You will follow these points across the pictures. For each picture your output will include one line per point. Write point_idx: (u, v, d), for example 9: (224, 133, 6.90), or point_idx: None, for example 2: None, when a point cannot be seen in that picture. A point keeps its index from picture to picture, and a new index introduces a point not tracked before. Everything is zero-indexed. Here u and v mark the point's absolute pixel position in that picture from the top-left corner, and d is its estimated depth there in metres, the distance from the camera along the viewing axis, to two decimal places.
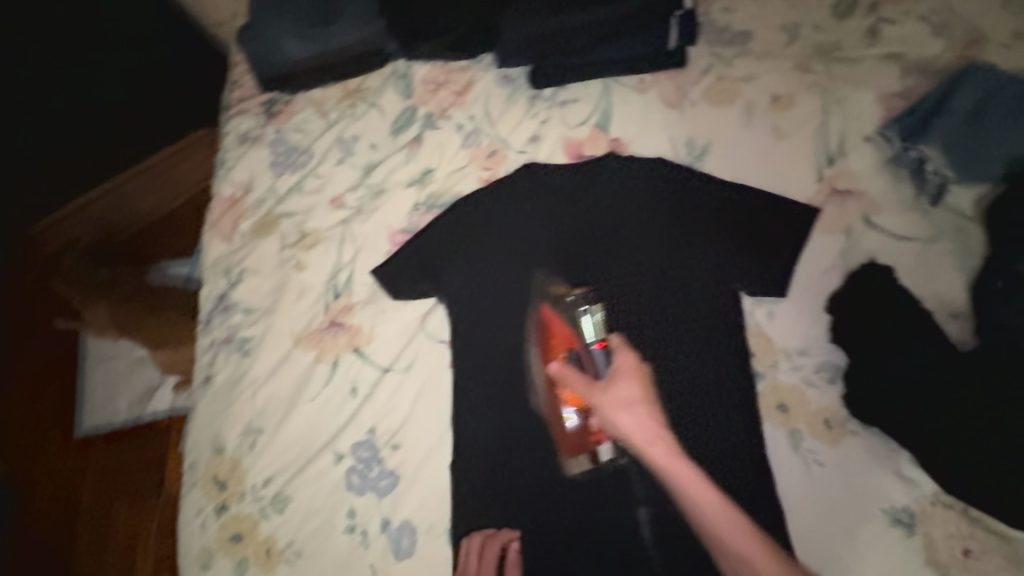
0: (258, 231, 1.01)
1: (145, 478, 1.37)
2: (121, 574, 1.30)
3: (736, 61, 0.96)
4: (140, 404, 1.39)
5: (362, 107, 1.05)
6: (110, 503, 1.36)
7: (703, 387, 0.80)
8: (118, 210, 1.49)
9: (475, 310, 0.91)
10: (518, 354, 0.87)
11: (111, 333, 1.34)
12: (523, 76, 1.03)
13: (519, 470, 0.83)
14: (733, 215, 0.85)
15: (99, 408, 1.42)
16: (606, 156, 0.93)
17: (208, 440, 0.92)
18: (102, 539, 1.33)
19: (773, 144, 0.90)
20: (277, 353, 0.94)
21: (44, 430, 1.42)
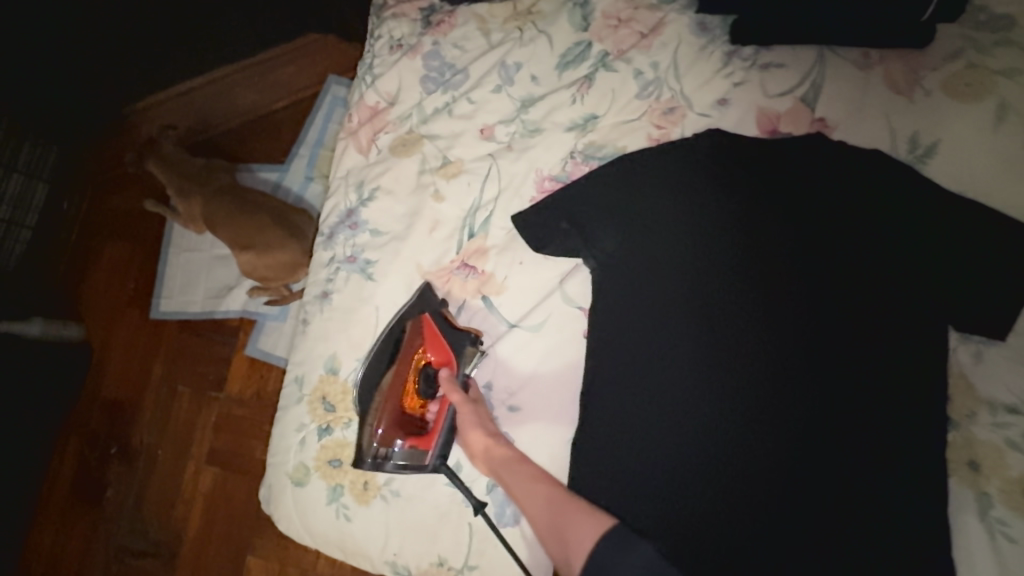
0: (398, 149, 0.93)
1: (210, 369, 1.36)
2: (179, 456, 1.33)
3: (994, 50, 0.80)
4: (223, 301, 1.37)
5: (530, 32, 0.94)
6: (175, 383, 1.36)
7: (886, 422, 0.70)
8: (222, 100, 1.45)
9: (628, 280, 0.80)
10: (667, 341, 0.76)
11: (200, 223, 1.34)
12: (723, 27, 0.89)
13: (650, 468, 0.74)
14: (961, 234, 0.73)
15: (177, 295, 1.39)
16: (815, 136, 0.79)
17: (320, 357, 0.88)
18: (163, 419, 1.35)
19: (1021, 159, 0.76)
20: (400, 284, 0.88)
21: (121, 306, 1.40)
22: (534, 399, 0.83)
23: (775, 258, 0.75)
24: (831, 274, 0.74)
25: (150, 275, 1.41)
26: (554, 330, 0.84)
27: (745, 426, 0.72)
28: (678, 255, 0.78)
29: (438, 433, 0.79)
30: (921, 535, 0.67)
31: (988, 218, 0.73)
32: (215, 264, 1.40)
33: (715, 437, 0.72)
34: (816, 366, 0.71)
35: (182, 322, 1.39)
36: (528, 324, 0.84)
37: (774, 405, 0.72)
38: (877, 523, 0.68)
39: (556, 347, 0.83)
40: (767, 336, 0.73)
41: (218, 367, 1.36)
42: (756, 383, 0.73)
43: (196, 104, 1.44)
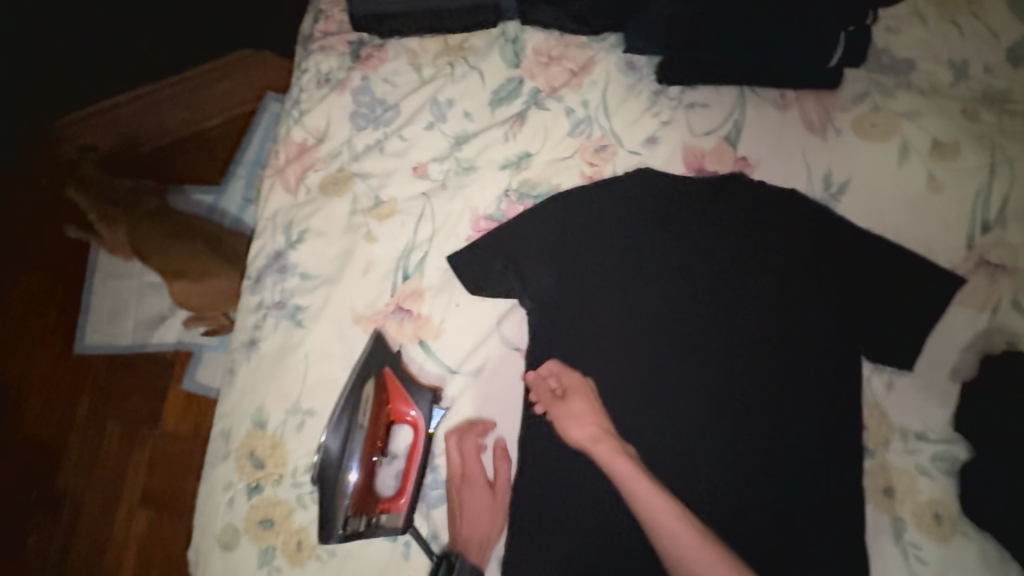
0: (328, 188, 0.90)
1: (147, 404, 1.28)
2: (108, 500, 1.24)
3: (898, 93, 0.85)
4: (152, 335, 1.30)
5: (462, 68, 0.93)
6: (106, 420, 1.27)
7: (808, 455, 0.72)
8: (151, 118, 1.37)
9: (564, 320, 0.80)
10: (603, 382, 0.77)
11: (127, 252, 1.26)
12: (650, 66, 0.91)
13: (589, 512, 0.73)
14: (873, 268, 0.76)
15: (103, 327, 1.31)
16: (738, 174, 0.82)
17: (249, 410, 0.84)
18: (92, 459, 1.25)
19: (924, 196, 0.80)
20: (332, 330, 0.85)
21: (34, 343, 1.28)
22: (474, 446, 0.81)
23: (701, 297, 0.78)
24: (754, 311, 0.76)
25: (70, 308, 1.32)
26: (492, 373, 0.83)
27: (679, 465, 0.73)
28: (612, 295, 0.79)
29: (408, 494, 0.74)
30: (844, 565, 0.69)
31: (897, 253, 0.77)
32: (147, 292, 1.33)
33: (649, 478, 0.73)
34: (744, 402, 0.74)
35: (107, 356, 1.30)
36: (466, 369, 0.83)
37: (702, 442, 0.73)
38: (803, 556, 0.70)
39: (496, 390, 0.83)
40: (696, 374, 0.75)
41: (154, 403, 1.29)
42: (687, 421, 0.74)
43: (121, 122, 1.35)
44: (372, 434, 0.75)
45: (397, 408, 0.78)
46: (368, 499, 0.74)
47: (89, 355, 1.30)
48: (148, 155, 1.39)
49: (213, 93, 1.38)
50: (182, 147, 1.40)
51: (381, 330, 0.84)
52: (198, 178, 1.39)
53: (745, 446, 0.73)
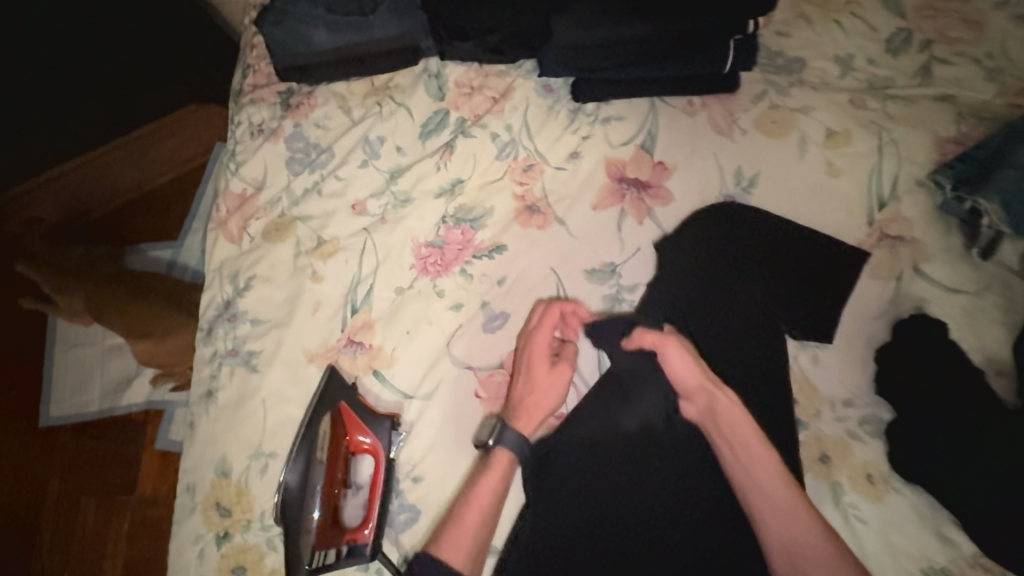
0: (271, 234, 0.93)
1: (119, 472, 1.32)
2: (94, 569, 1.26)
3: (792, 90, 0.92)
4: (121, 394, 1.33)
5: (389, 106, 0.98)
6: (80, 494, 1.31)
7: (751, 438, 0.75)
8: (103, 179, 1.40)
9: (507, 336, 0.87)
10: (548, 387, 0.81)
11: (87, 317, 1.25)
12: (566, 87, 0.97)
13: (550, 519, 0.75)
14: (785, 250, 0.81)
15: (70, 397, 1.35)
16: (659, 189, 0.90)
17: (211, 460, 0.85)
18: (70, 533, 1.29)
19: (825, 182, 0.87)
20: (287, 372, 0.87)
21: (9, 421, 1.33)
22: (436, 467, 0.82)
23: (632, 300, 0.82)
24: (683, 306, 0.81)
25: (39, 381, 1.36)
26: (447, 394, 0.85)
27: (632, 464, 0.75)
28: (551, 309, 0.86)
29: (373, 522, 0.77)
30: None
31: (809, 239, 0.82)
32: (109, 355, 1.36)
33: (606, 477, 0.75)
34: None
35: (77, 423, 1.34)
36: (421, 393, 0.85)
37: (652, 440, 0.76)
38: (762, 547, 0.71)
39: (452, 411, 0.84)
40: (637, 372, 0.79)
41: (127, 468, 1.32)
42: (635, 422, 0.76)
43: (77, 185, 1.38)
44: (331, 466, 0.78)
45: (355, 437, 0.81)
46: (333, 531, 0.76)
47: (60, 424, 1.34)
48: (101, 215, 1.41)
49: (162, 148, 1.42)
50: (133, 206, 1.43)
51: (336, 365, 0.86)
52: (150, 233, 1.41)
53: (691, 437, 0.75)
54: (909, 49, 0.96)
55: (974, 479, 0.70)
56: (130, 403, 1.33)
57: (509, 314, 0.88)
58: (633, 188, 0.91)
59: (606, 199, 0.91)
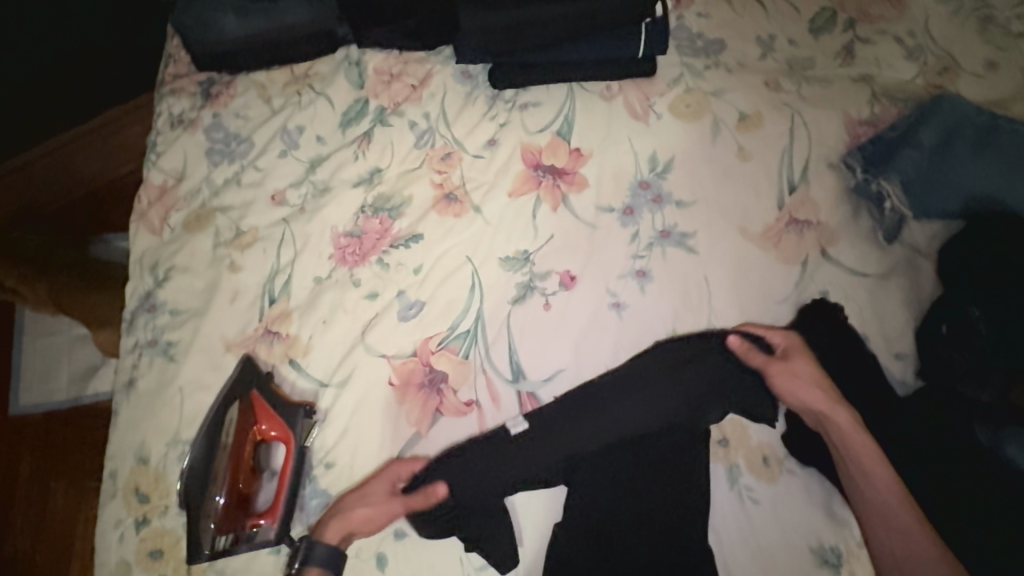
0: (191, 225, 0.93)
1: (86, 459, 1.36)
2: (60, 554, 1.29)
3: (708, 73, 0.91)
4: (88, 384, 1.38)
5: (308, 95, 0.97)
6: (49, 479, 1.34)
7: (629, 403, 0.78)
8: (61, 173, 1.38)
9: (422, 324, 0.87)
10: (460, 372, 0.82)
11: (50, 308, 1.24)
12: (484, 73, 0.96)
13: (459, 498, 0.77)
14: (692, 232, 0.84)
15: (37, 385, 1.39)
16: (571, 174, 0.90)
17: (130, 447, 0.87)
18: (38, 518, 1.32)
19: (736, 166, 0.87)
20: (204, 360, 0.88)
21: None
22: (347, 453, 0.84)
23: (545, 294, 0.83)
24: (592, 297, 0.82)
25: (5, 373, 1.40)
26: (360, 381, 0.86)
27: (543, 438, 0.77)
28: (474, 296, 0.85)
29: (281, 508, 0.79)
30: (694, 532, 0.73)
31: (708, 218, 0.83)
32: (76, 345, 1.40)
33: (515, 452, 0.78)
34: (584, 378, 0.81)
35: (45, 411, 1.38)
36: (334, 381, 0.86)
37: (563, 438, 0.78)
38: (660, 530, 0.73)
39: (363, 399, 0.85)
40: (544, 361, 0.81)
41: (95, 454, 1.35)
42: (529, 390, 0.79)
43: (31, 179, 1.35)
44: (238, 453, 0.81)
45: (269, 428, 0.82)
46: (238, 513, 0.79)
47: (28, 412, 1.38)
48: (64, 204, 1.41)
49: (118, 138, 1.39)
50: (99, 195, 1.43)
51: (252, 354, 0.87)
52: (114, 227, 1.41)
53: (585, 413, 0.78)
54: (832, 28, 0.94)
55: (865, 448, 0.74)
56: (97, 392, 1.37)
57: (424, 303, 0.88)
58: (548, 175, 0.91)
59: (522, 178, 0.91)
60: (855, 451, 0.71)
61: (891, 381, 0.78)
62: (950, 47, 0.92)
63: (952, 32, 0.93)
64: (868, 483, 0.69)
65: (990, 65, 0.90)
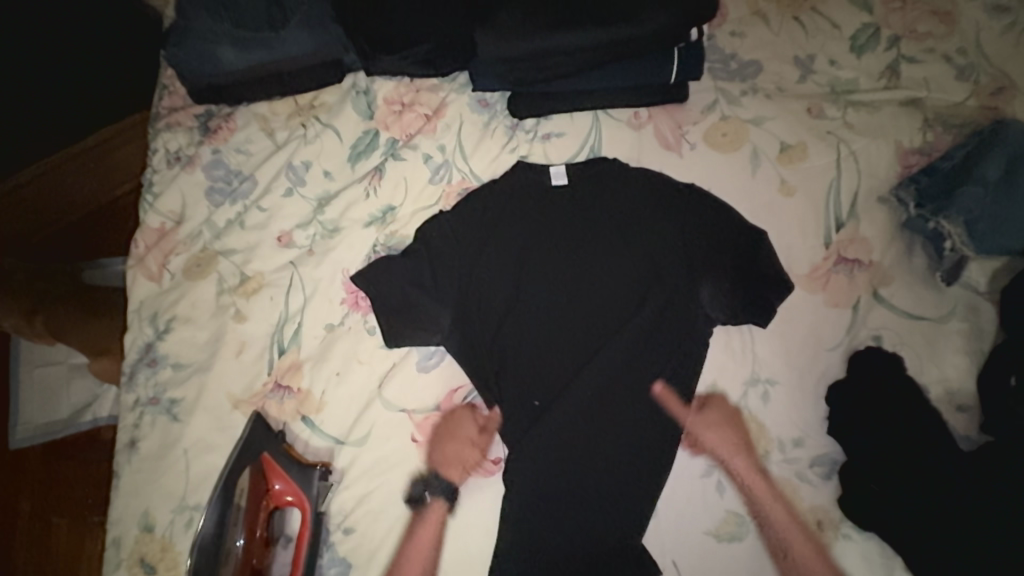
0: (192, 272, 0.87)
1: (89, 492, 1.31)
2: None
3: (744, 98, 0.85)
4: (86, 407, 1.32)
5: (314, 127, 0.91)
6: (50, 516, 1.29)
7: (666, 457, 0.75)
8: (56, 196, 1.30)
9: (443, 376, 0.82)
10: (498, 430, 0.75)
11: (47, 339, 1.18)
12: (503, 101, 0.90)
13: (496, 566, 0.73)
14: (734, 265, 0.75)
15: (34, 419, 1.33)
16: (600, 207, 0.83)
17: (134, 514, 0.81)
18: (41, 557, 1.27)
19: (777, 201, 0.80)
20: (210, 419, 0.82)
21: None
22: (366, 517, 0.78)
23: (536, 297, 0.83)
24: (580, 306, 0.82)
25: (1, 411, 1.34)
26: (378, 439, 0.80)
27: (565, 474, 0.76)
28: None
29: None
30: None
31: (702, 241, 0.79)
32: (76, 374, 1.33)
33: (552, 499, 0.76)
34: None
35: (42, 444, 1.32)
36: (351, 439, 0.81)
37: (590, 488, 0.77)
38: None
39: (383, 459, 0.80)
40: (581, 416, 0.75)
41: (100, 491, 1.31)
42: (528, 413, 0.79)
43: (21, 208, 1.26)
44: (251, 524, 0.75)
45: (284, 490, 0.77)
46: None
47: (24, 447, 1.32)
48: (57, 229, 1.34)
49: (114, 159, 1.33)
50: (102, 216, 1.37)
51: (261, 412, 0.81)
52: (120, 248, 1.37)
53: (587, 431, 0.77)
54: (875, 47, 0.88)
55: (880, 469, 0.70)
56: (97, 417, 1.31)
57: (445, 352, 0.82)
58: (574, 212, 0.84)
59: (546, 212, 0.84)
60: (755, 478, 0.73)
61: (953, 435, 0.72)
62: (1003, 65, 0.86)
63: (1005, 49, 0.87)
64: (772, 495, 0.72)
65: None
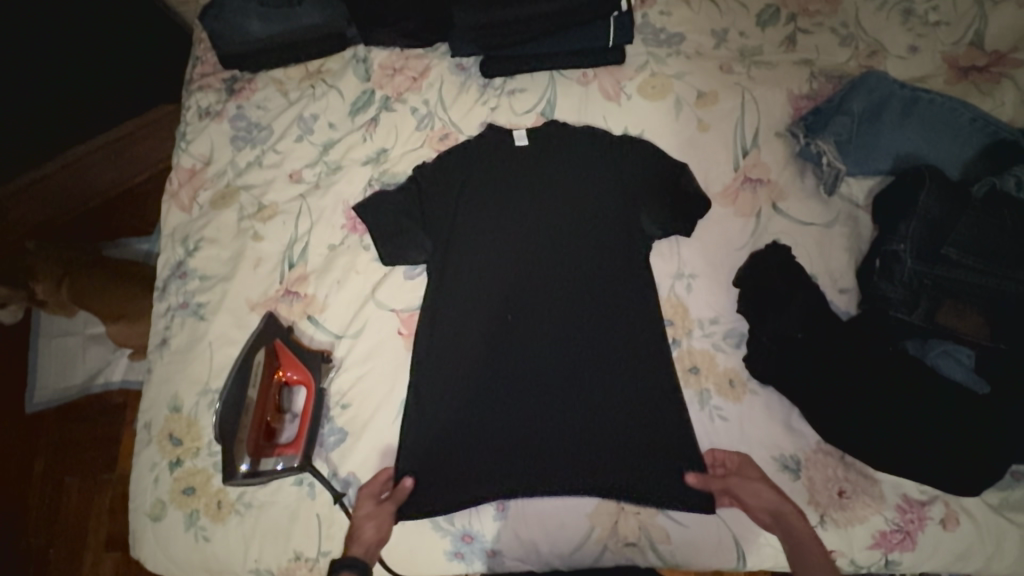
0: (218, 203, 1.05)
1: (103, 452, 1.42)
2: (75, 545, 1.35)
3: (669, 60, 1.05)
4: (99, 373, 1.44)
5: (321, 88, 1.10)
6: (63, 475, 1.40)
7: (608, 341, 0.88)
8: (83, 180, 1.49)
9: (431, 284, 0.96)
10: (472, 318, 0.91)
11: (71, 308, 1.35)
12: (476, 65, 1.10)
13: (471, 427, 0.87)
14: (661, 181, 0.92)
15: (51, 385, 1.44)
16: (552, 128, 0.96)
17: (165, 399, 0.96)
18: (54, 512, 1.37)
19: (696, 135, 1.00)
20: (230, 319, 0.98)
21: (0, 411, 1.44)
22: (361, 394, 0.94)
23: (494, 211, 0.94)
24: (533, 220, 0.94)
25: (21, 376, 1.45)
26: (371, 331, 0.96)
27: (517, 353, 0.90)
28: (472, 253, 0.93)
29: (303, 440, 0.88)
30: (670, 444, 0.84)
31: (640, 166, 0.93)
32: (92, 344, 1.45)
33: (521, 380, 0.88)
34: (577, 323, 0.89)
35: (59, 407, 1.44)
36: (350, 332, 0.97)
37: (547, 373, 0.88)
38: (638, 446, 0.84)
39: (376, 346, 0.96)
40: (539, 308, 0.91)
41: (110, 446, 1.42)
42: (488, 310, 0.91)
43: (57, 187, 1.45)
44: (267, 390, 0.91)
45: (297, 367, 0.93)
46: (265, 444, 0.89)
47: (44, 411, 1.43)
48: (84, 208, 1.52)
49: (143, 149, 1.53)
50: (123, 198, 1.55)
51: (274, 311, 0.98)
52: (137, 229, 1.52)
53: (540, 321, 0.90)
54: (776, 22, 1.09)
55: (779, 333, 0.86)
56: (109, 381, 1.43)
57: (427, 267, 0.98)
58: None
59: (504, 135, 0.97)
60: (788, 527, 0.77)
61: (836, 310, 0.89)
62: (878, 35, 1.07)
63: (879, 22, 1.08)
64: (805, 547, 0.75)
65: (912, 49, 1.06)
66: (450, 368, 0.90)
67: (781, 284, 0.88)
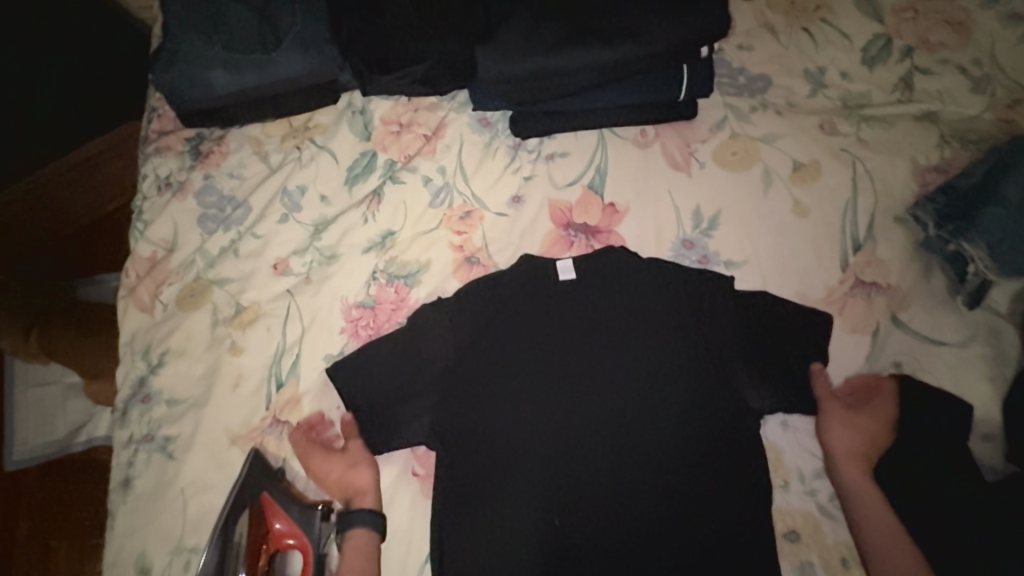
0: (186, 302, 0.84)
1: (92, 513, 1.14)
2: None
3: (754, 116, 0.82)
4: (81, 427, 1.12)
5: (309, 150, 0.88)
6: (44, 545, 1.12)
7: (686, 500, 0.69)
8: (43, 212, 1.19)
9: (458, 417, 0.74)
10: (511, 466, 0.72)
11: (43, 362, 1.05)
12: (504, 120, 0.87)
13: None
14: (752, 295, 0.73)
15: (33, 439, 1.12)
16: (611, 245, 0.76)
17: (129, 557, 0.77)
18: None
19: (790, 221, 0.78)
20: (207, 457, 0.79)
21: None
22: None
23: (540, 323, 0.75)
24: (583, 341, 0.74)
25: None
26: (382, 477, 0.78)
27: (573, 514, 0.70)
28: (511, 380, 0.74)
29: None
30: None
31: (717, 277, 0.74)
32: (73, 396, 1.13)
33: (572, 550, 0.70)
34: (645, 475, 0.71)
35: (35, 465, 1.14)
36: None
37: (607, 539, 0.70)
38: None
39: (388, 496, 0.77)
40: (594, 454, 0.72)
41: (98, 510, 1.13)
42: (530, 459, 0.72)
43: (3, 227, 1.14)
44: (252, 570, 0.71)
45: (288, 530, 0.74)
46: None
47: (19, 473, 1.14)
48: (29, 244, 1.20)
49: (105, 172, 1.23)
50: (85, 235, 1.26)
51: (259, 448, 0.78)
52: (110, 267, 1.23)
53: (603, 470, 0.71)
54: (887, 58, 0.84)
55: (903, 498, 0.68)
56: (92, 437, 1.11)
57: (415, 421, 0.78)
58: (581, 235, 0.81)
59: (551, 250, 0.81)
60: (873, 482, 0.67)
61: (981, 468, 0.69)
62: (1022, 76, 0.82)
63: None
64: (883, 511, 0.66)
65: None
66: (484, 528, 0.71)
67: (901, 430, 0.69)
